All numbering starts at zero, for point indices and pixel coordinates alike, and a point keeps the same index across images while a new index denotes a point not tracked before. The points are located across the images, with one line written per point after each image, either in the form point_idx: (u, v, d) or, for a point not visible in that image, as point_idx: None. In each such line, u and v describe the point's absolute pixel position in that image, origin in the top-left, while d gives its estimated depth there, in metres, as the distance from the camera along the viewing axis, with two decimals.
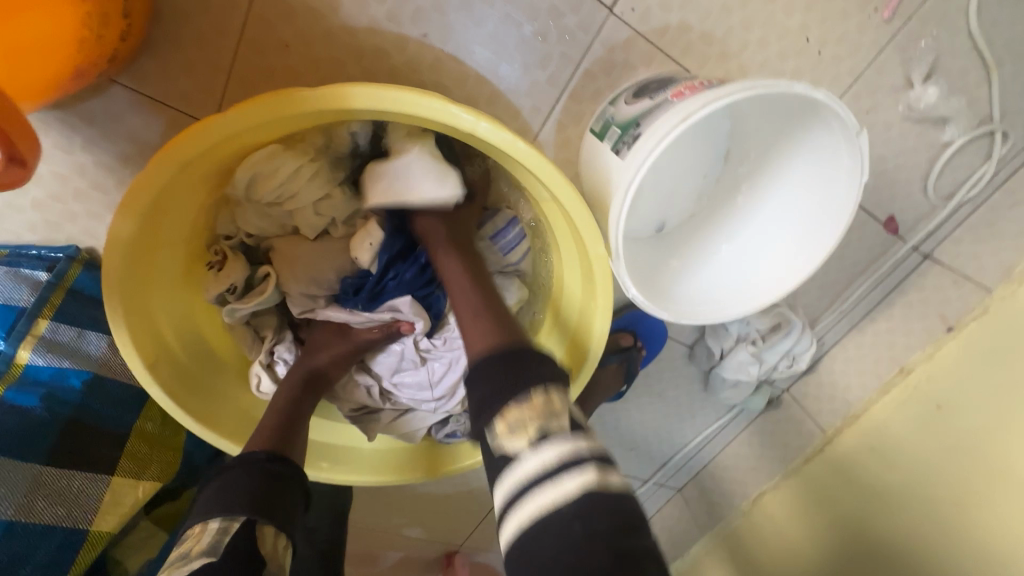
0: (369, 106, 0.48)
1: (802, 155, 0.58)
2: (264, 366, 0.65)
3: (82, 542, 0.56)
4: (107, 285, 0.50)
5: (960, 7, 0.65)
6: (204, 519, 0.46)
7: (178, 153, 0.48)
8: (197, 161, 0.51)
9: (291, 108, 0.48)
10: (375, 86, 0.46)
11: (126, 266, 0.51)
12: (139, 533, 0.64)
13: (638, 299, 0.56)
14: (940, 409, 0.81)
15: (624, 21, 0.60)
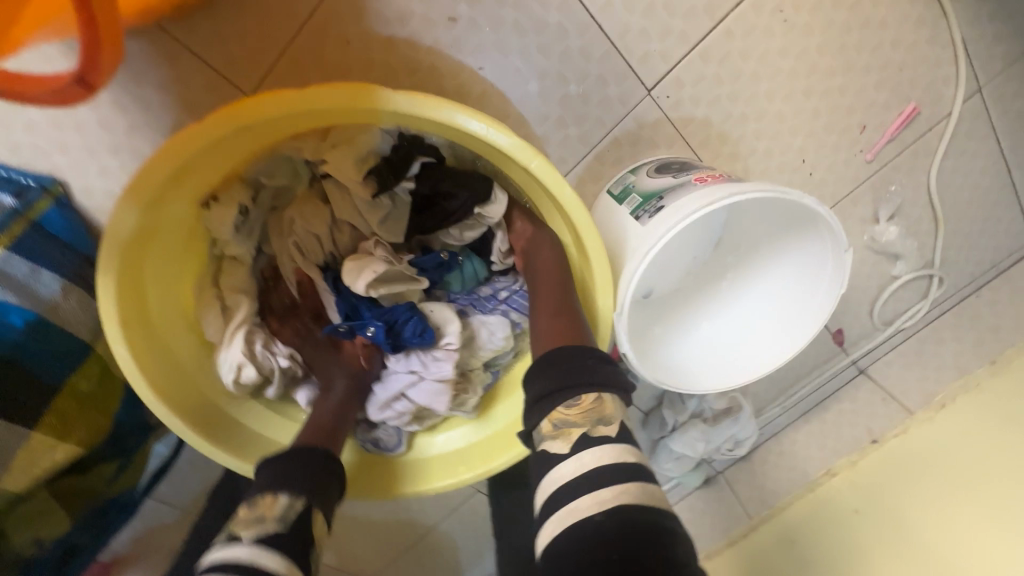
0: (446, 122, 0.49)
1: (788, 256, 0.65)
2: (247, 357, 0.60)
3: None
4: (115, 228, 0.46)
5: (925, 165, 0.76)
6: (271, 492, 0.48)
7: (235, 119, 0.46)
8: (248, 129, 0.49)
9: (369, 103, 0.47)
10: (460, 106, 0.47)
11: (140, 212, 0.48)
12: (34, 503, 0.56)
13: (629, 356, 0.59)
14: (856, 513, 0.86)
15: (658, 104, 0.66)
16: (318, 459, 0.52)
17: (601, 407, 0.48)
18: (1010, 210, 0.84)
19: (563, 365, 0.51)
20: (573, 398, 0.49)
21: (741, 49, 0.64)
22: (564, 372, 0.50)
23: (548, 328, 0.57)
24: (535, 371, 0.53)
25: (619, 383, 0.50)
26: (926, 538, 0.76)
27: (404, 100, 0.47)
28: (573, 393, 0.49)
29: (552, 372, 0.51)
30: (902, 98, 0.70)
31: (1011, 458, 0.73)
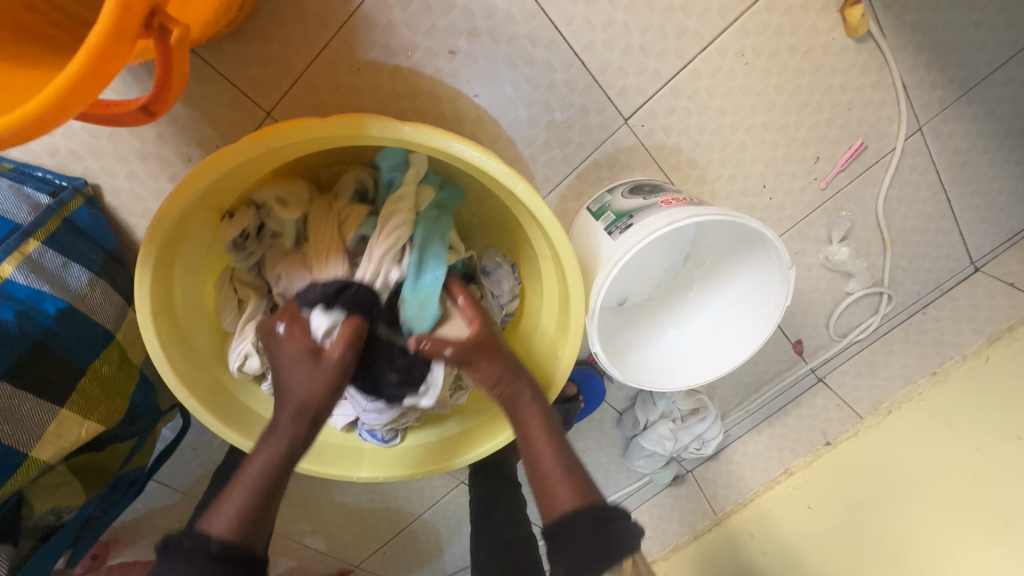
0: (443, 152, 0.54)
1: (744, 271, 0.73)
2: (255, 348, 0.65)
3: (18, 467, 0.53)
4: (153, 232, 0.52)
5: (873, 194, 0.85)
6: (174, 570, 0.46)
7: (263, 141, 0.51)
8: (273, 152, 0.54)
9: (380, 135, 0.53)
10: (458, 138, 0.52)
11: (176, 219, 0.53)
12: (54, 476, 0.60)
13: (598, 356, 0.66)
14: (809, 509, 0.95)
15: (633, 131, 0.74)
16: (204, 550, 0.48)
17: (638, 569, 0.49)
18: (951, 236, 0.92)
19: (584, 539, 0.50)
20: (615, 569, 0.48)
21: (708, 86, 0.72)
22: (592, 540, 0.49)
23: (563, 488, 0.54)
24: (551, 541, 0.52)
25: (636, 537, 0.51)
26: (874, 529, 0.85)
27: (414, 131, 0.52)
28: (616, 565, 0.48)
29: (581, 541, 0.50)
30: (851, 134, 0.79)
31: (948, 460, 0.83)
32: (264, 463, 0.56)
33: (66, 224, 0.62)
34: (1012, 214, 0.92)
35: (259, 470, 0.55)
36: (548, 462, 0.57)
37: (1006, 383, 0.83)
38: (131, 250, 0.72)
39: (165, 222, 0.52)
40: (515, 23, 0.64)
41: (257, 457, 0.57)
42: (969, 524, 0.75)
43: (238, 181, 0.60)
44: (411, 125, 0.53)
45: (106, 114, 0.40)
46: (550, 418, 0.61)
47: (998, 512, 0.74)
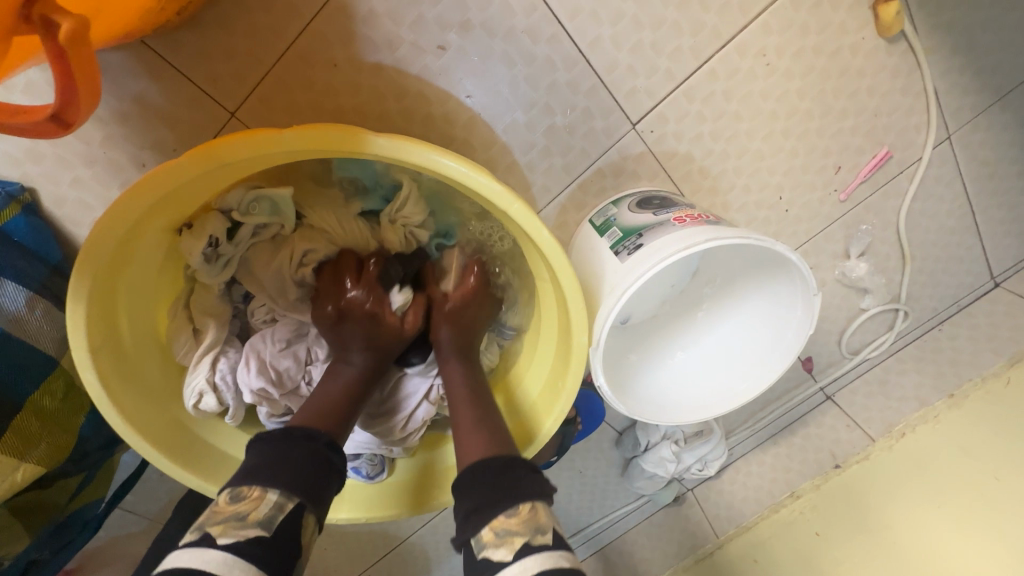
0: (428, 167, 0.47)
1: (763, 293, 0.66)
2: (210, 385, 0.58)
3: None
4: (87, 259, 0.44)
5: (896, 206, 0.79)
6: (264, 485, 0.44)
7: (214, 155, 0.44)
8: (229, 166, 0.47)
9: (353, 147, 0.46)
10: (446, 154, 0.45)
11: (117, 242, 0.46)
12: None
13: (603, 387, 0.60)
14: (819, 536, 0.89)
15: (642, 138, 0.67)
16: (322, 447, 0.49)
17: (536, 516, 0.44)
18: (973, 251, 0.87)
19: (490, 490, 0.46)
20: (510, 509, 0.44)
21: (724, 89, 0.65)
22: (479, 496, 0.46)
23: (472, 438, 0.53)
24: (456, 487, 0.48)
25: (542, 489, 0.47)
26: (882, 558, 0.80)
27: (389, 143, 0.45)
28: (510, 505, 0.44)
29: (477, 492, 0.46)
30: (876, 142, 0.73)
31: (964, 488, 0.78)
32: (348, 380, 0.58)
33: None
34: None
35: (344, 385, 0.57)
36: (462, 417, 0.56)
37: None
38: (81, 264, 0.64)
39: (101, 248, 0.45)
40: (513, 16, 0.57)
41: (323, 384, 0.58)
42: (987, 559, 0.71)
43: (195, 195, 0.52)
44: (389, 135, 0.46)
45: (9, 123, 0.33)
46: (475, 391, 0.59)
47: (1017, 547, 0.69)
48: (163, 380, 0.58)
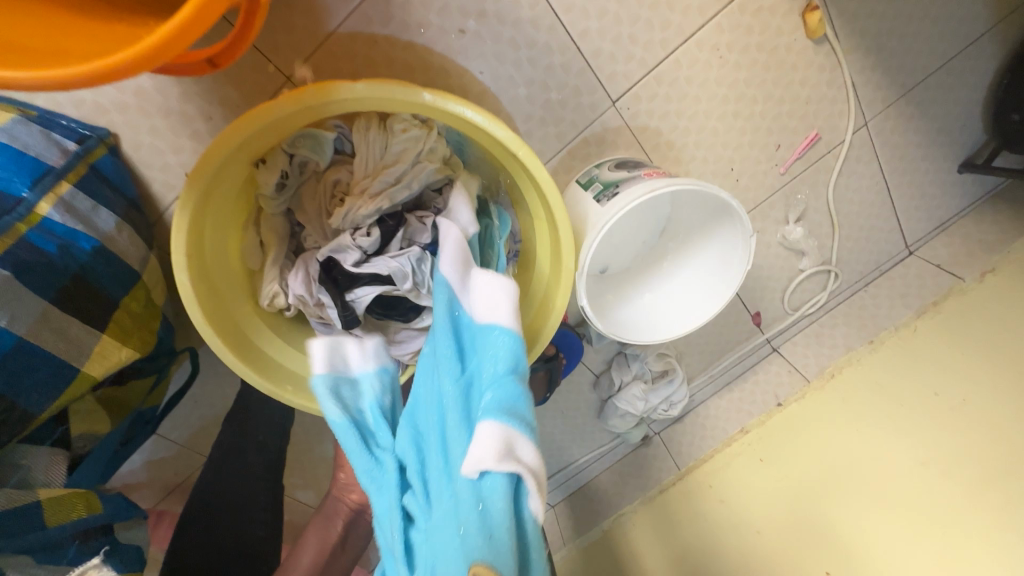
0: (461, 114, 0.60)
1: (714, 242, 0.82)
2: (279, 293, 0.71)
3: (69, 382, 0.57)
4: (196, 175, 0.57)
5: (825, 180, 0.96)
6: None
7: (300, 100, 0.56)
8: (307, 111, 0.59)
9: (405, 98, 0.58)
10: (478, 108, 0.59)
11: (217, 165, 0.58)
12: (84, 405, 0.62)
13: (585, 308, 0.74)
14: (762, 461, 1.05)
15: (620, 113, 0.82)
16: None
17: None
18: (890, 221, 1.06)
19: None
20: None
21: (686, 76, 0.81)
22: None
23: None
24: None
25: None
26: (814, 471, 0.97)
27: (433, 97, 0.58)
28: None
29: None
30: (808, 126, 0.90)
31: (879, 414, 0.95)
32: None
33: (92, 172, 0.66)
34: (941, 204, 1.07)
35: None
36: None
37: (928, 349, 0.97)
38: (148, 202, 0.75)
39: (207, 169, 0.57)
40: (520, 8, 0.71)
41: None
42: (896, 467, 0.88)
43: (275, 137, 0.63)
44: (434, 92, 0.58)
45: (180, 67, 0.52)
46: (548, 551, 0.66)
47: (915, 456, 0.87)
48: (237, 289, 0.70)
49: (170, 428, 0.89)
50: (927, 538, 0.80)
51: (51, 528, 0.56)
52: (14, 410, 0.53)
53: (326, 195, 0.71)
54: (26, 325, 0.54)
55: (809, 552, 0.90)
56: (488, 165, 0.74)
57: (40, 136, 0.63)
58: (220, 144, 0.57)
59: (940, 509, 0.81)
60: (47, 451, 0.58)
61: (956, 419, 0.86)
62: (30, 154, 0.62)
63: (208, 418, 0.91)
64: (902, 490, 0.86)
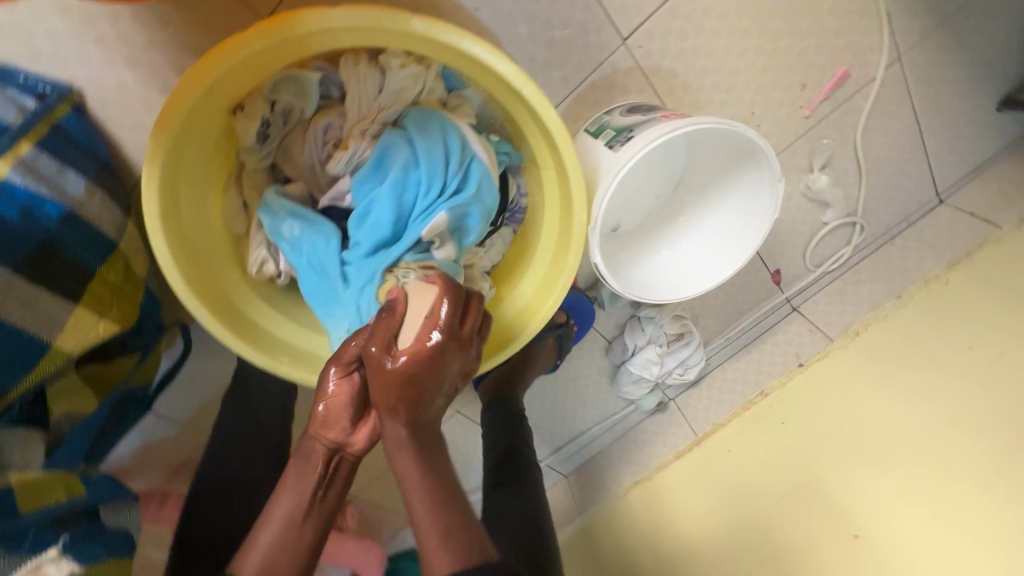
0: (457, 43, 0.54)
1: (736, 192, 0.76)
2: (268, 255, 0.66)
3: (41, 357, 0.53)
4: (164, 123, 0.51)
5: (853, 124, 0.89)
6: None
7: (277, 31, 0.50)
8: (285, 46, 0.53)
9: (394, 26, 0.52)
10: (475, 38, 0.54)
11: (188, 113, 0.52)
12: (66, 383, 0.57)
13: (599, 267, 0.69)
14: (783, 423, 1.01)
15: (631, 53, 0.75)
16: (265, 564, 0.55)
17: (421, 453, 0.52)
18: (920, 167, 1.00)
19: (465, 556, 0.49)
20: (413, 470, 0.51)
21: (704, 7, 0.73)
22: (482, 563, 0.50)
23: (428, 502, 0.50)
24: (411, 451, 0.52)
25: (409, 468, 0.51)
26: (837, 434, 0.93)
27: (424, 26, 0.53)
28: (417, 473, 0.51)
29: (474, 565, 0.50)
30: (836, 62, 0.82)
31: (909, 373, 0.90)
32: (288, 509, 0.57)
33: (54, 131, 0.60)
34: (975, 147, 1.00)
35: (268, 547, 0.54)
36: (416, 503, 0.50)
37: (961, 301, 0.91)
38: (123, 166, 0.69)
39: (176, 115, 0.51)
40: None
41: (278, 508, 0.57)
42: (928, 427, 0.84)
43: (252, 82, 0.57)
44: (426, 19, 0.52)
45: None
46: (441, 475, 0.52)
47: (950, 413, 0.83)
48: (222, 255, 0.65)
49: (167, 407, 0.86)
50: (962, 499, 0.77)
51: (24, 514, 0.49)
52: None
53: (314, 146, 0.64)
54: None
55: (830, 513, 0.89)
56: (488, 110, 0.68)
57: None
58: (189, 87, 0.51)
59: (983, 468, 0.77)
60: (20, 433, 0.53)
61: (993, 374, 0.81)
62: None
63: (206, 395, 0.87)
64: (932, 450, 0.82)
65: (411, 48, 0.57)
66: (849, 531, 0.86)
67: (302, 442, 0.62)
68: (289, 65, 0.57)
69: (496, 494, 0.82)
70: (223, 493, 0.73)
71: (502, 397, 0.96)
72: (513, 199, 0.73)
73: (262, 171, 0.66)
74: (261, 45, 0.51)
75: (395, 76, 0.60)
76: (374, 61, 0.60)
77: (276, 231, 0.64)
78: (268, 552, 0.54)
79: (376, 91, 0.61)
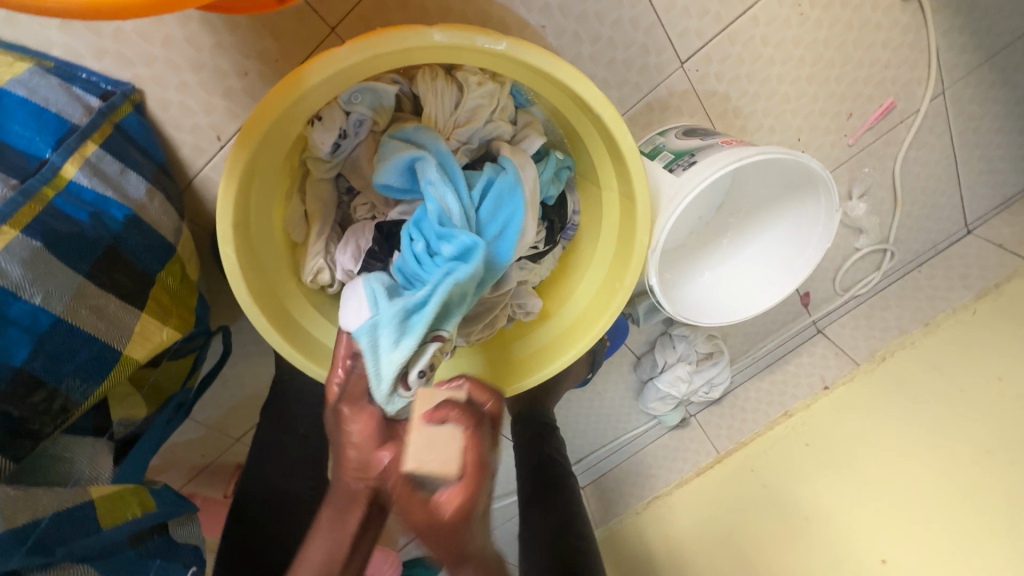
0: (544, 64, 0.54)
1: (785, 218, 0.77)
2: (325, 263, 0.65)
3: (116, 365, 0.52)
4: (246, 134, 0.50)
5: (892, 154, 0.91)
6: None
7: (366, 47, 0.50)
8: (373, 62, 0.53)
9: (482, 47, 0.52)
10: (563, 61, 0.54)
11: (270, 123, 0.52)
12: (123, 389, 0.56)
13: (654, 288, 0.69)
14: (808, 444, 1.02)
15: (687, 76, 0.75)
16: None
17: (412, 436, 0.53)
18: (953, 198, 1.01)
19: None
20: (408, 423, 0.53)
21: (763, 35, 0.74)
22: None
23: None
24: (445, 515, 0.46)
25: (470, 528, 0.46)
26: (864, 457, 0.95)
27: (512, 47, 0.53)
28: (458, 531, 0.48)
29: None
30: (883, 93, 0.83)
31: (937, 401, 0.92)
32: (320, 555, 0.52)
33: (117, 132, 0.59)
34: (1007, 180, 1.02)
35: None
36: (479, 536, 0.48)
37: (991, 331, 0.93)
38: (176, 167, 0.68)
39: (259, 125, 0.50)
40: None
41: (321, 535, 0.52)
42: (960, 457, 0.85)
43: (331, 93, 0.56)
44: (514, 40, 0.52)
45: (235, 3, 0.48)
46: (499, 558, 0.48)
47: (977, 442, 0.85)
48: (281, 264, 0.64)
49: (199, 410, 0.84)
50: (996, 529, 0.79)
51: (106, 530, 0.49)
52: (55, 399, 0.48)
53: None
54: (62, 302, 0.48)
55: (856, 535, 0.91)
56: (553, 127, 0.68)
57: (60, 90, 0.56)
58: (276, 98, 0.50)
59: (1006, 497, 0.79)
60: (90, 442, 0.53)
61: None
62: (51, 110, 0.55)
63: (238, 400, 0.86)
64: (964, 479, 0.84)
65: (492, 67, 0.57)
66: (876, 556, 0.87)
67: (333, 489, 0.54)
68: (369, 77, 0.56)
69: (529, 504, 0.84)
70: (258, 505, 0.71)
71: (533, 410, 0.97)
72: (569, 218, 0.73)
73: (327, 181, 0.66)
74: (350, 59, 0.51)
75: (472, 90, 0.59)
76: (449, 76, 0.60)
77: (386, 177, 0.61)
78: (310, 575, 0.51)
79: (450, 109, 0.61)
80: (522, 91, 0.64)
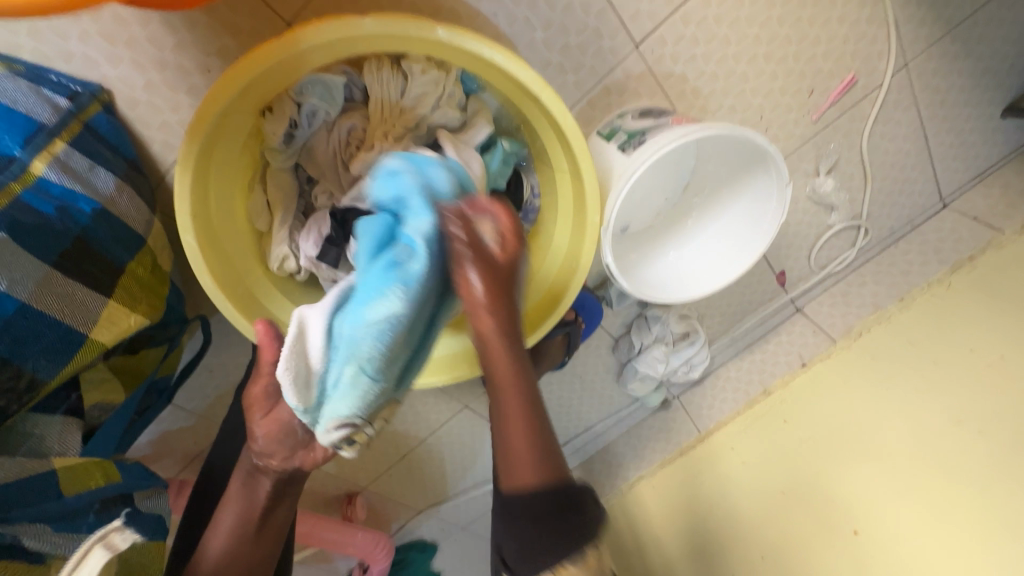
0: (480, 49, 0.57)
1: (744, 195, 0.78)
2: (290, 252, 0.68)
3: (80, 348, 0.55)
4: (196, 126, 0.53)
5: (859, 130, 0.91)
6: None
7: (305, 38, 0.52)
8: (316, 52, 0.55)
9: (419, 34, 0.54)
10: (497, 45, 0.56)
11: (219, 114, 0.54)
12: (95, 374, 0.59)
13: (610, 267, 0.71)
14: (785, 421, 1.03)
15: (643, 58, 0.76)
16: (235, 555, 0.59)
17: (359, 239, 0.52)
18: (925, 172, 1.02)
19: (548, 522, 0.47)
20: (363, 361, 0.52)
21: (715, 15, 0.75)
22: (551, 535, 0.47)
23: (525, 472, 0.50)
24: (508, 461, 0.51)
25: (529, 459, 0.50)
26: (839, 431, 0.95)
27: (448, 34, 0.55)
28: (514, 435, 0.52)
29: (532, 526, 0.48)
30: (844, 69, 0.84)
31: (908, 374, 0.92)
32: (230, 522, 0.59)
33: (85, 130, 0.61)
34: (979, 152, 1.02)
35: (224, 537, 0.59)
36: (518, 440, 0.51)
37: (964, 305, 0.94)
38: (147, 164, 0.71)
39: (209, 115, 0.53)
40: None
41: (235, 492, 0.60)
42: (930, 426, 0.86)
43: (281, 84, 0.59)
44: (448, 27, 0.55)
45: None
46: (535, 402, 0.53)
47: (953, 412, 0.85)
48: (246, 252, 0.67)
49: (186, 398, 0.88)
50: (966, 498, 0.79)
51: (67, 497, 0.53)
52: (21, 376, 0.51)
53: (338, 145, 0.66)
54: (28, 288, 0.51)
55: (833, 507, 0.91)
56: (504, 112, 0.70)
57: (29, 91, 0.59)
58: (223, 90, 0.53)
59: (980, 471, 0.79)
60: (59, 420, 0.56)
61: (991, 376, 0.84)
62: (20, 111, 0.58)
63: (222, 388, 0.89)
64: (936, 451, 0.84)
65: (433, 54, 0.59)
66: (849, 526, 0.88)
67: (246, 467, 0.61)
68: (315, 68, 0.59)
69: None
70: None
71: None
72: (527, 200, 0.75)
73: (287, 170, 0.69)
74: (292, 50, 0.53)
75: (416, 78, 0.62)
76: (396, 65, 0.62)
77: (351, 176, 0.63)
78: (233, 530, 0.59)
79: (398, 96, 0.63)
80: (469, 77, 0.66)
